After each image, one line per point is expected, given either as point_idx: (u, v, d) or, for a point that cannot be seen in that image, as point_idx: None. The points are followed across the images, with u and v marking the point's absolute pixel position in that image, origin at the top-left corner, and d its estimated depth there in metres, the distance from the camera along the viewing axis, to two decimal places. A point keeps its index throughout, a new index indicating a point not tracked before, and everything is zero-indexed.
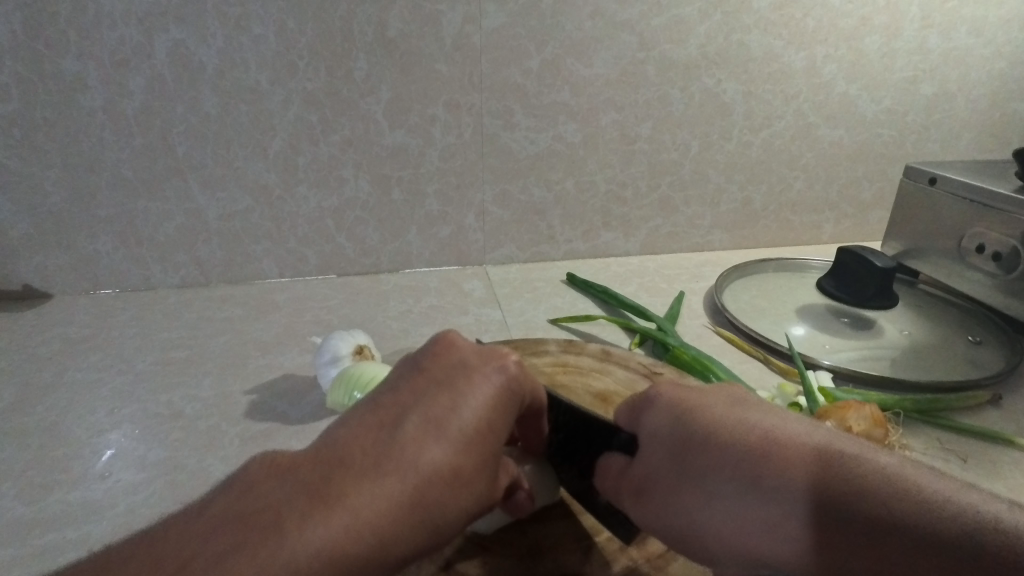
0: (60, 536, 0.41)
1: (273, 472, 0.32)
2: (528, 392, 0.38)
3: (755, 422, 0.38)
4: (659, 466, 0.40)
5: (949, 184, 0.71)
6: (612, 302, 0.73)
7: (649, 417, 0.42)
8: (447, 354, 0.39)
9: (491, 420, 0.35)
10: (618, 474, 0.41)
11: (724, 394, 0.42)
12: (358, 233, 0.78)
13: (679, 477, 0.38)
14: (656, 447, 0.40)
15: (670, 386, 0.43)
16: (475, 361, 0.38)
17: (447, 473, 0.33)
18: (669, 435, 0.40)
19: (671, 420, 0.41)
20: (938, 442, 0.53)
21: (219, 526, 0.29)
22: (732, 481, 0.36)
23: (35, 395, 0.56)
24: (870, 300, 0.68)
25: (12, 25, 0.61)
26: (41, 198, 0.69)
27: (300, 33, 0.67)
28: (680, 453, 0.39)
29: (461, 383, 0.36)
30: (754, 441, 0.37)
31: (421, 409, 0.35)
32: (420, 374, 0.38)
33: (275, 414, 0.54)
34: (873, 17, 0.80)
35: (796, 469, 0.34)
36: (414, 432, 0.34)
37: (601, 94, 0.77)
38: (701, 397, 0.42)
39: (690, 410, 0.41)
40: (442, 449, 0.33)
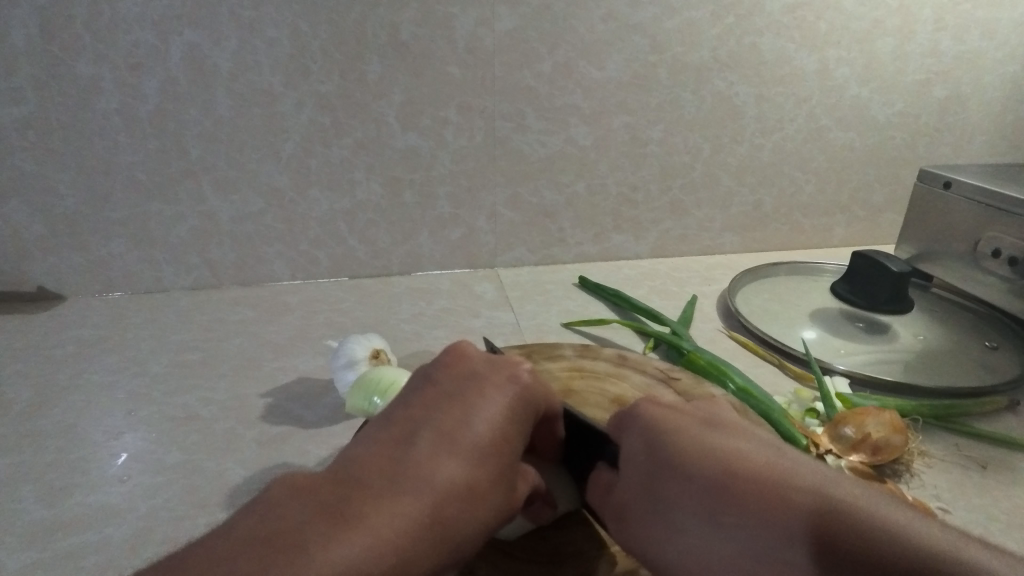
0: (80, 539, 0.42)
1: (296, 492, 0.32)
2: (537, 403, 0.40)
3: (729, 445, 0.38)
4: (635, 492, 0.39)
5: (963, 188, 0.70)
6: (624, 305, 0.73)
7: (630, 438, 0.42)
8: (458, 368, 0.41)
9: (504, 431, 0.37)
10: (604, 492, 0.41)
11: (701, 415, 0.42)
12: (370, 235, 0.78)
13: (651, 505, 0.38)
14: (633, 470, 0.40)
15: (650, 407, 0.43)
16: (487, 374, 0.40)
17: (462, 489, 0.34)
18: (645, 458, 0.40)
19: (647, 442, 0.41)
20: (956, 448, 0.53)
21: (246, 546, 0.28)
22: (696, 512, 0.36)
23: (51, 398, 0.56)
24: (883, 305, 0.67)
25: (28, 29, 0.62)
26: (55, 201, 0.69)
27: (313, 36, 0.67)
28: (652, 479, 0.39)
29: (474, 397, 0.38)
30: (724, 466, 0.37)
31: (436, 425, 0.37)
32: (432, 389, 0.40)
33: (290, 417, 0.54)
34: (885, 19, 0.80)
35: (759, 497, 0.35)
36: (431, 447, 0.35)
37: (613, 97, 0.77)
38: (675, 418, 0.42)
39: (663, 435, 0.40)
40: (458, 461, 0.35)
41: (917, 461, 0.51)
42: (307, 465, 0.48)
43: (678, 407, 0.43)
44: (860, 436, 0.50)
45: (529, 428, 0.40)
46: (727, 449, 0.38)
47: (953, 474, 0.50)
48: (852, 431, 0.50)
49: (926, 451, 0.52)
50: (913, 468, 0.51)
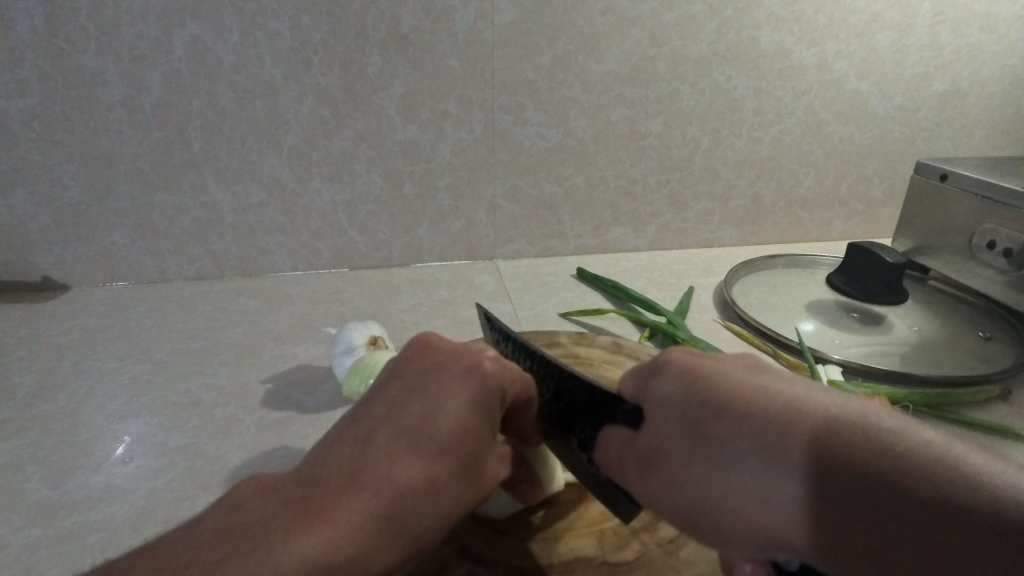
0: (84, 517, 0.43)
1: (262, 489, 0.33)
2: (505, 388, 0.38)
3: (780, 390, 0.35)
4: (670, 437, 0.37)
5: (960, 180, 0.71)
6: (621, 296, 0.73)
7: (661, 385, 0.40)
8: (419, 360, 0.38)
9: (467, 421, 0.35)
10: (622, 445, 0.39)
11: (742, 363, 0.40)
12: (370, 227, 0.79)
13: (692, 450, 0.35)
14: (666, 418, 0.38)
15: (686, 356, 0.40)
16: (447, 364, 0.37)
17: (422, 482, 0.33)
18: (683, 405, 0.37)
19: (686, 388, 0.38)
20: (947, 436, 0.53)
21: (213, 538, 0.29)
22: (751, 452, 0.33)
23: (56, 383, 0.57)
24: (879, 295, 0.67)
25: (33, 21, 0.62)
26: (60, 191, 0.70)
27: (314, 29, 0.68)
28: (692, 423, 0.36)
29: (433, 388, 0.36)
30: (779, 407, 0.34)
31: (392, 424, 0.35)
32: (393, 384, 0.38)
33: (290, 403, 0.55)
34: (884, 13, 0.80)
35: (813, 433, 0.32)
36: (388, 443, 0.34)
37: (612, 90, 0.78)
38: (715, 367, 0.38)
39: (704, 378, 0.38)
40: (415, 457, 0.33)
41: None
42: (307, 449, 0.49)
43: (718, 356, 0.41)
44: None
45: (497, 416, 0.38)
46: (782, 394, 0.35)
47: None
48: None
49: None
50: None
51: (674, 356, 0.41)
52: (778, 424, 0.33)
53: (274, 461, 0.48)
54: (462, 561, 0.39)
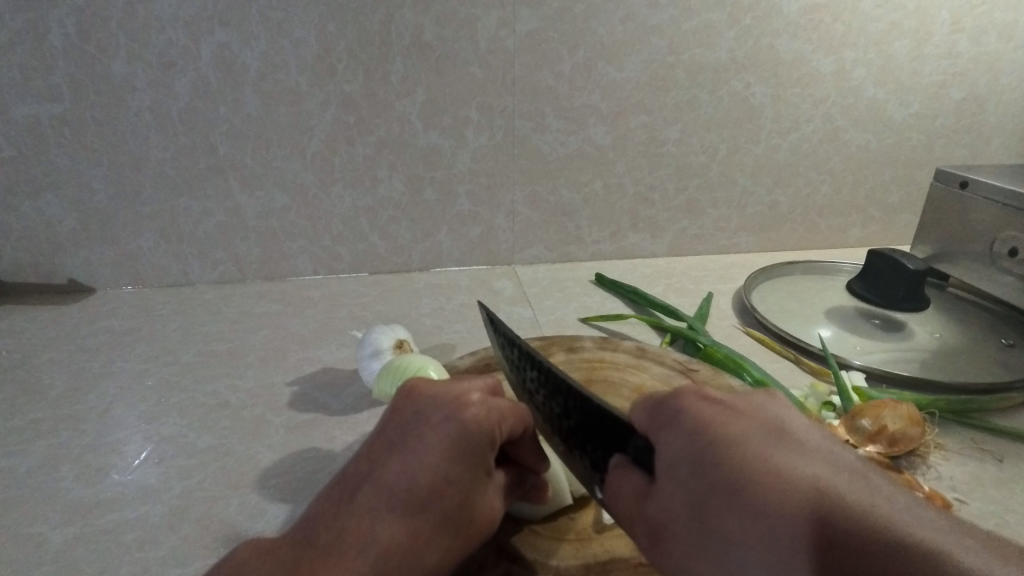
0: (119, 516, 0.43)
1: (258, 551, 0.35)
2: (493, 430, 0.38)
3: (790, 467, 0.34)
4: (680, 516, 0.34)
5: (980, 187, 0.71)
6: (640, 301, 0.74)
7: (671, 440, 0.36)
8: (402, 411, 0.39)
9: (447, 472, 0.36)
10: (636, 501, 0.36)
11: (761, 419, 0.37)
12: (391, 232, 0.80)
13: (697, 532, 0.34)
14: (675, 486, 0.35)
15: (698, 406, 0.37)
16: (427, 413, 0.38)
17: (403, 540, 0.35)
18: (690, 471, 0.35)
19: (693, 451, 0.35)
20: (972, 442, 0.53)
21: None
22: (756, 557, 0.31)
23: (86, 384, 0.58)
24: (899, 302, 0.69)
25: (66, 29, 0.64)
26: (88, 195, 0.71)
27: (339, 37, 0.69)
28: (705, 505, 0.34)
29: (414, 441, 0.37)
30: (779, 498, 0.32)
31: (373, 482, 0.37)
32: (379, 438, 0.39)
33: (317, 405, 0.55)
34: (903, 22, 0.80)
35: (826, 529, 0.30)
36: (371, 502, 0.36)
37: (631, 97, 0.78)
38: (730, 426, 0.36)
39: (717, 443, 0.35)
40: (397, 515, 0.35)
41: (934, 454, 0.52)
42: (335, 450, 0.50)
43: (738, 407, 0.38)
44: (878, 428, 0.50)
45: (484, 462, 0.38)
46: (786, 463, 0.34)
47: (970, 467, 0.50)
48: (869, 423, 0.50)
49: (943, 445, 0.53)
50: (930, 460, 0.51)
51: (689, 400, 0.38)
52: (787, 521, 0.31)
53: (304, 462, 0.48)
54: (499, 561, 0.39)
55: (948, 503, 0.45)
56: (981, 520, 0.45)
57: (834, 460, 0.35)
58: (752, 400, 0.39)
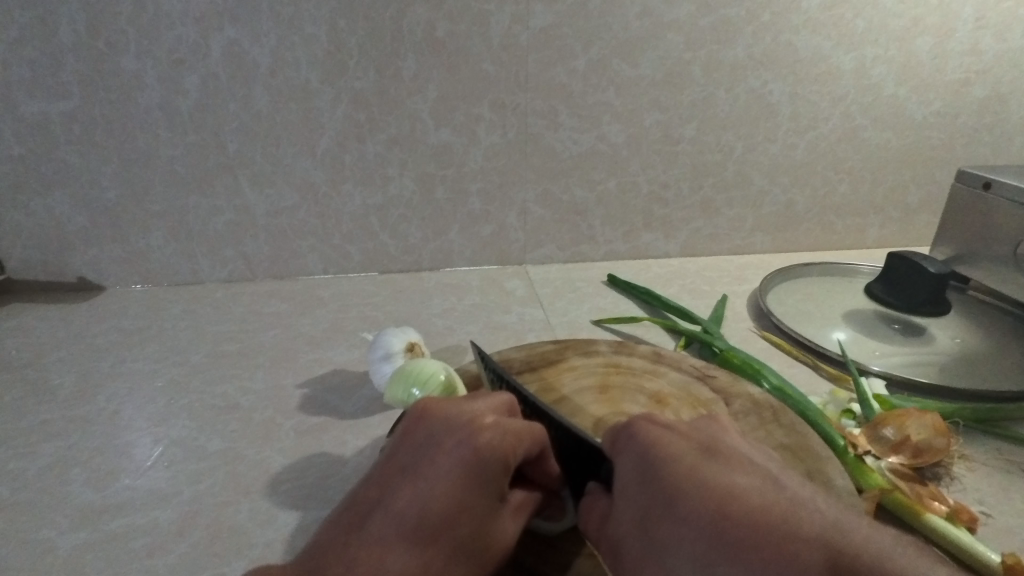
0: (128, 521, 0.43)
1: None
2: (507, 455, 0.38)
3: (724, 481, 0.36)
4: (630, 529, 0.37)
5: (1004, 189, 0.69)
6: (654, 303, 0.73)
7: (624, 462, 0.39)
8: (412, 435, 0.39)
9: (460, 498, 0.36)
10: (598, 523, 0.39)
11: (699, 440, 0.40)
12: (402, 231, 0.79)
13: (643, 544, 0.36)
14: (628, 501, 0.37)
15: (648, 427, 0.40)
16: (440, 437, 0.38)
17: (416, 570, 0.33)
18: (638, 486, 0.38)
19: (641, 468, 0.38)
20: (998, 453, 0.52)
21: None
22: (688, 559, 0.34)
23: (95, 384, 0.57)
24: (920, 306, 0.66)
25: (75, 25, 0.63)
26: (98, 193, 0.71)
27: (350, 33, 0.68)
28: (648, 519, 0.36)
29: (427, 466, 0.37)
30: (714, 506, 0.35)
31: (384, 509, 0.35)
32: (390, 462, 0.38)
33: (327, 408, 0.55)
34: (925, 18, 0.78)
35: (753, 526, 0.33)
36: (383, 530, 0.35)
37: (646, 95, 0.77)
38: (675, 444, 0.39)
39: (659, 462, 0.38)
40: (409, 545, 0.34)
41: (959, 465, 0.50)
42: (346, 454, 0.49)
43: (682, 431, 0.41)
44: (902, 438, 0.49)
45: (496, 488, 0.37)
46: (718, 479, 0.36)
47: (995, 478, 0.49)
48: (893, 432, 0.49)
49: (968, 455, 0.51)
50: (955, 471, 0.50)
51: (638, 423, 0.41)
52: (716, 525, 0.34)
53: (315, 467, 0.48)
54: None
55: (975, 518, 0.44)
56: (1008, 535, 0.44)
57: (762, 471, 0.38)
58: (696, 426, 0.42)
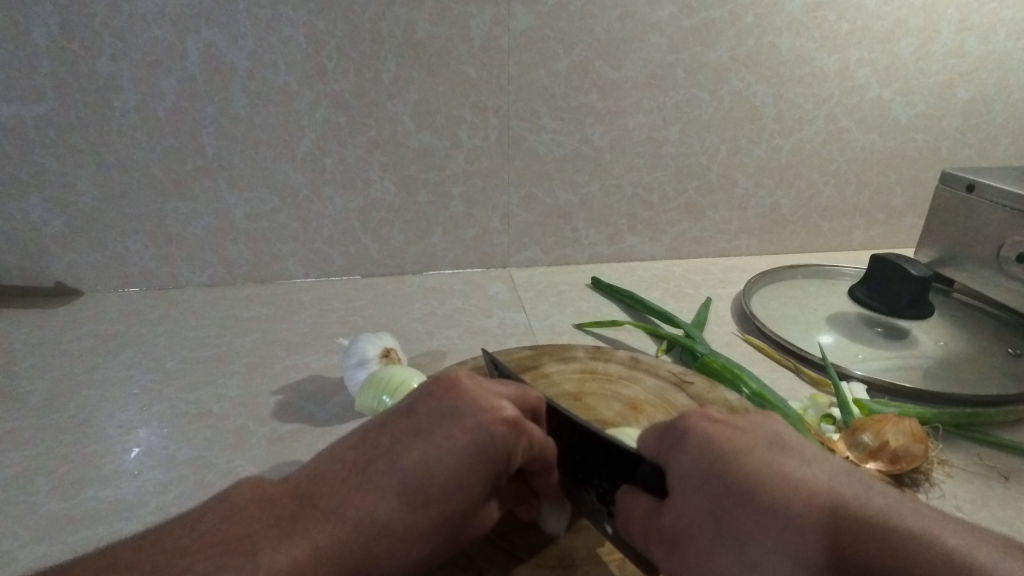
0: (92, 533, 0.42)
1: (260, 495, 0.33)
2: (515, 453, 0.36)
3: (796, 474, 0.35)
4: (697, 519, 0.36)
5: (988, 191, 0.69)
6: (637, 306, 0.72)
7: (682, 457, 0.38)
8: (438, 398, 0.37)
9: (460, 479, 0.35)
10: (648, 518, 0.38)
11: (765, 434, 0.38)
12: (384, 234, 0.78)
13: (715, 533, 0.35)
14: (692, 494, 0.37)
15: (705, 423, 0.39)
16: (463, 413, 0.36)
17: (399, 527, 0.33)
18: (704, 480, 0.37)
19: (705, 461, 0.37)
20: (977, 458, 0.52)
21: (209, 543, 0.30)
22: (777, 549, 0.33)
23: (67, 392, 0.56)
24: (903, 309, 0.66)
25: (49, 27, 0.62)
26: (74, 197, 0.70)
27: (329, 35, 0.67)
28: (721, 512, 0.35)
29: (441, 436, 0.35)
30: (796, 499, 0.33)
31: (388, 462, 0.34)
32: (406, 417, 0.36)
33: (302, 415, 0.54)
34: (909, 19, 0.78)
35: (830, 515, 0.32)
36: (380, 481, 0.34)
37: (629, 97, 0.77)
38: (737, 440, 0.38)
39: (727, 455, 0.37)
40: (400, 503, 0.34)
41: (937, 471, 0.50)
42: None
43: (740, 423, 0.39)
44: (879, 444, 0.49)
45: (496, 477, 0.36)
46: (795, 469, 0.35)
47: (975, 484, 0.49)
48: (870, 438, 0.49)
49: (947, 460, 0.51)
50: (934, 477, 0.50)
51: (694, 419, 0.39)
52: (800, 518, 0.33)
53: (286, 475, 0.47)
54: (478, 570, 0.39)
55: None
56: None
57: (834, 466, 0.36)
58: (756, 419, 0.40)
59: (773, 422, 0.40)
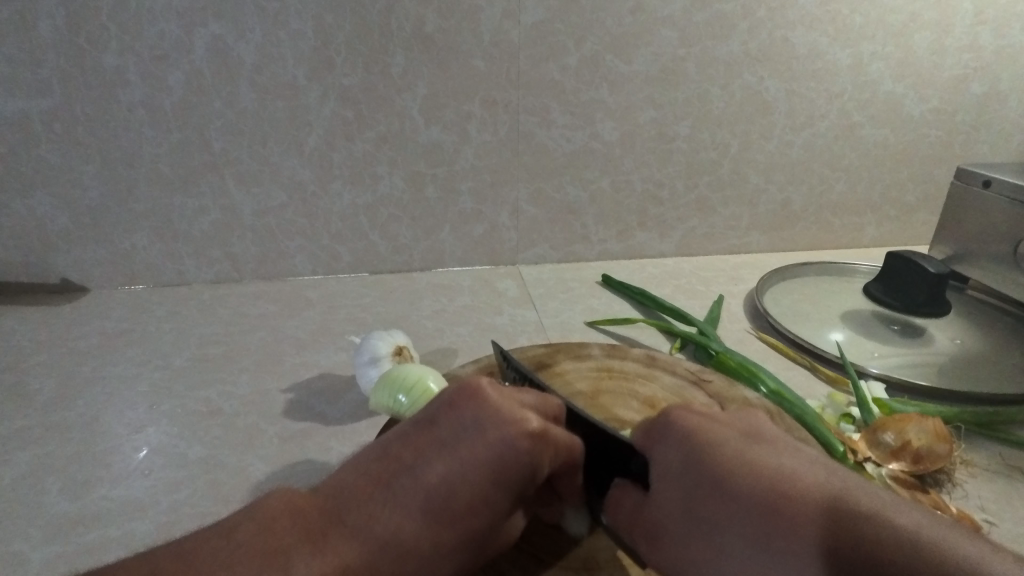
0: (103, 533, 0.41)
1: (291, 508, 0.32)
2: (540, 464, 0.35)
3: (765, 464, 0.39)
4: (675, 512, 0.39)
5: (1005, 187, 0.68)
6: (648, 304, 0.71)
7: (664, 451, 0.42)
8: (460, 409, 0.35)
9: (485, 493, 0.34)
10: (632, 508, 0.41)
11: (740, 428, 0.43)
12: (392, 231, 0.78)
13: (688, 525, 0.38)
14: (672, 487, 0.40)
15: (684, 416, 0.43)
16: (486, 425, 0.35)
17: (426, 544, 0.33)
18: (680, 472, 0.40)
19: (683, 456, 0.41)
20: (999, 458, 0.51)
21: (245, 558, 0.29)
22: (739, 531, 0.37)
23: (74, 389, 0.56)
24: (920, 307, 0.65)
25: (54, 20, 0.61)
26: (80, 192, 0.69)
27: (337, 28, 0.66)
28: (695, 500, 0.39)
29: (466, 450, 0.34)
30: (758, 485, 0.38)
31: (412, 477, 0.34)
32: (429, 429, 0.35)
33: (313, 414, 0.53)
34: (923, 13, 0.77)
35: (800, 504, 0.36)
36: (405, 496, 0.33)
37: (639, 92, 0.76)
38: (716, 432, 0.42)
39: (704, 447, 0.41)
40: (426, 519, 0.33)
41: (960, 471, 0.49)
42: (331, 462, 0.48)
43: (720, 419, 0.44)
44: (901, 443, 0.48)
45: (522, 488, 0.35)
46: (768, 461, 0.39)
47: (997, 484, 0.48)
48: (892, 438, 0.48)
49: (969, 460, 0.50)
50: (957, 477, 0.49)
51: (675, 411, 0.44)
52: (764, 502, 0.37)
53: (298, 474, 0.46)
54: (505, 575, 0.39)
55: (978, 526, 0.43)
56: (1011, 543, 0.43)
57: (801, 454, 0.40)
58: (736, 416, 0.45)
59: (753, 419, 0.44)
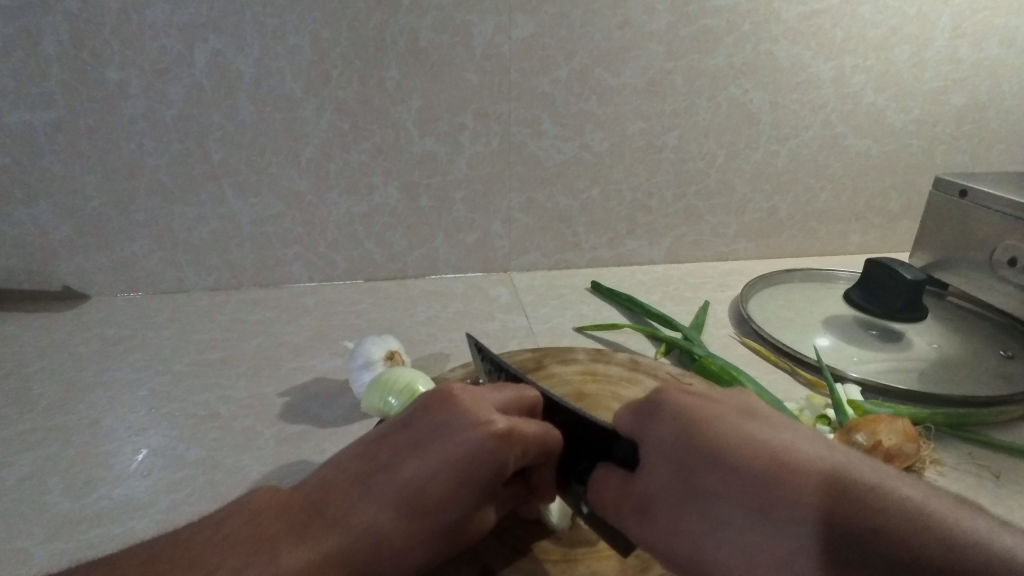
0: (104, 531, 0.43)
1: (276, 504, 0.35)
2: (508, 460, 0.37)
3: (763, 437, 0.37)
4: (667, 486, 0.38)
5: (982, 197, 0.70)
6: (636, 310, 0.73)
7: (659, 427, 0.40)
8: (431, 411, 0.37)
9: (455, 489, 0.35)
10: (620, 486, 0.40)
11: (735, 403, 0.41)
12: (386, 239, 0.79)
13: (684, 497, 0.37)
14: (663, 461, 0.39)
15: (677, 394, 0.41)
16: (455, 426, 0.36)
17: (399, 536, 0.34)
18: (676, 448, 0.38)
19: (675, 431, 0.39)
20: (969, 456, 0.53)
21: (232, 548, 0.32)
22: (737, 504, 0.35)
23: (76, 394, 0.57)
24: (899, 311, 0.68)
25: (59, 36, 0.64)
26: (82, 202, 0.71)
27: (334, 43, 0.69)
28: (688, 475, 0.37)
29: (435, 450, 0.35)
30: (758, 458, 0.36)
31: (386, 474, 0.35)
32: (402, 430, 0.37)
33: (308, 416, 0.55)
34: (902, 27, 0.80)
35: (796, 476, 0.34)
36: (380, 492, 0.35)
37: (627, 103, 0.78)
38: (710, 408, 0.40)
39: (697, 422, 0.39)
40: (400, 514, 0.34)
41: (930, 469, 0.51)
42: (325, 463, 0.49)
43: (713, 396, 0.42)
44: (873, 443, 0.50)
45: (492, 484, 0.37)
46: (766, 436, 0.37)
47: (966, 482, 0.50)
48: (864, 438, 0.50)
49: (939, 459, 0.52)
50: (927, 476, 0.51)
51: (668, 393, 0.42)
52: (759, 474, 0.35)
53: (292, 474, 0.48)
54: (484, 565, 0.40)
55: None
56: None
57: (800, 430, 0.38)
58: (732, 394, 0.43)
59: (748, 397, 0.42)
